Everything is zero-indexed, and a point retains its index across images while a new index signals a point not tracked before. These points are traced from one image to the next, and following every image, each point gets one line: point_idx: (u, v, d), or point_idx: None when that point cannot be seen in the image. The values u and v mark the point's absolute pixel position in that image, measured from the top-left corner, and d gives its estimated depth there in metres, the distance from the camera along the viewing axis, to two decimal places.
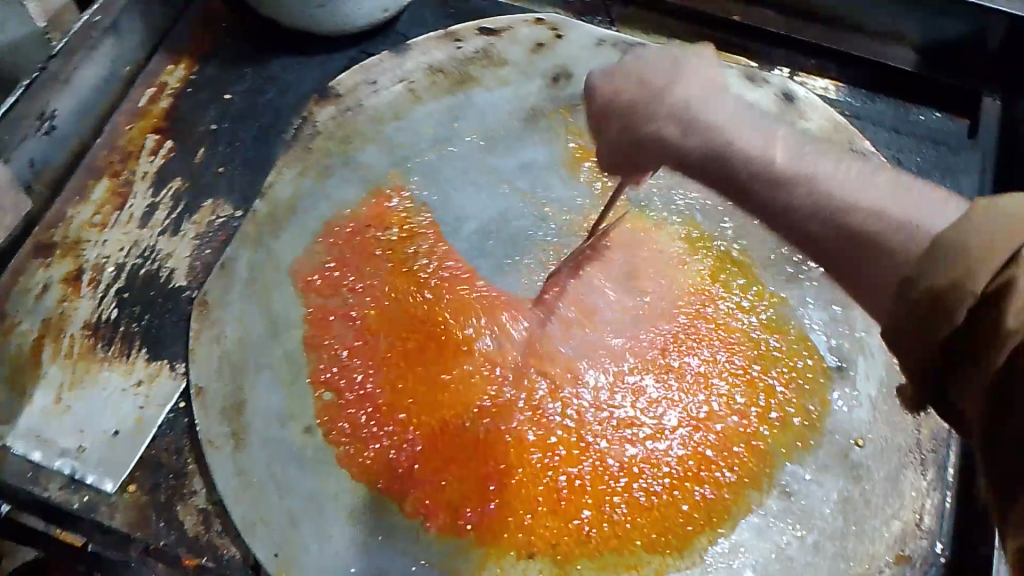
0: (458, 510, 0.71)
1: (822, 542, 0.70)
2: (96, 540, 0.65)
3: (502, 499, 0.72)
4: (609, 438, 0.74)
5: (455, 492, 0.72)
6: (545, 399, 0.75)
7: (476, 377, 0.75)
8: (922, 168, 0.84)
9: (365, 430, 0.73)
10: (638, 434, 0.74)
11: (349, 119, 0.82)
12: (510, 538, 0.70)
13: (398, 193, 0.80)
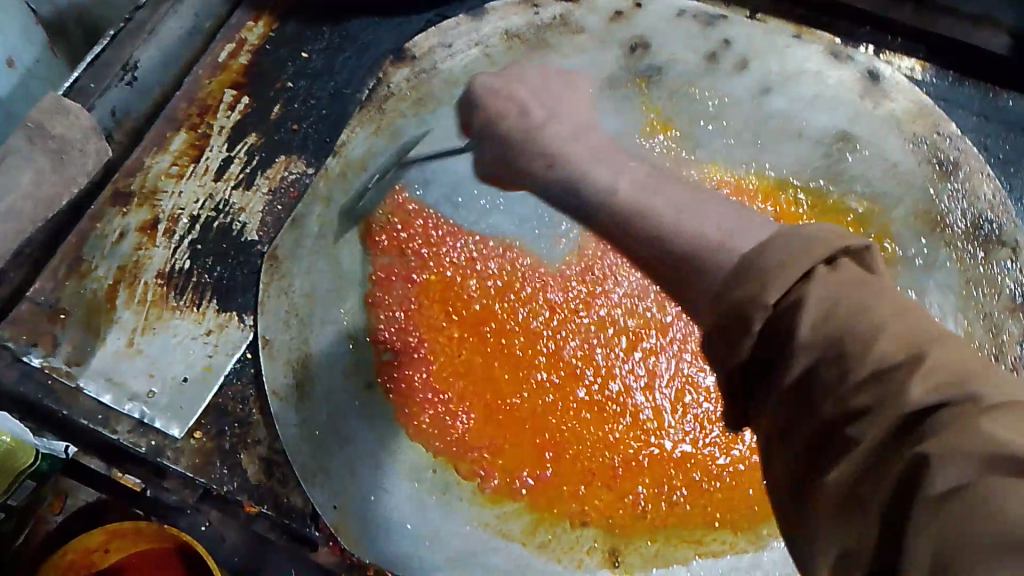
0: (514, 474, 0.70)
1: None
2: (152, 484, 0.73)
3: (557, 468, 0.71)
4: (673, 417, 0.73)
5: (510, 457, 0.71)
6: (611, 372, 0.74)
7: (536, 349, 0.75)
8: (1010, 154, 0.86)
9: (421, 395, 0.73)
10: (703, 418, 0.73)
11: (424, 80, 0.85)
12: (565, 507, 0.70)
13: (469, 155, 0.82)
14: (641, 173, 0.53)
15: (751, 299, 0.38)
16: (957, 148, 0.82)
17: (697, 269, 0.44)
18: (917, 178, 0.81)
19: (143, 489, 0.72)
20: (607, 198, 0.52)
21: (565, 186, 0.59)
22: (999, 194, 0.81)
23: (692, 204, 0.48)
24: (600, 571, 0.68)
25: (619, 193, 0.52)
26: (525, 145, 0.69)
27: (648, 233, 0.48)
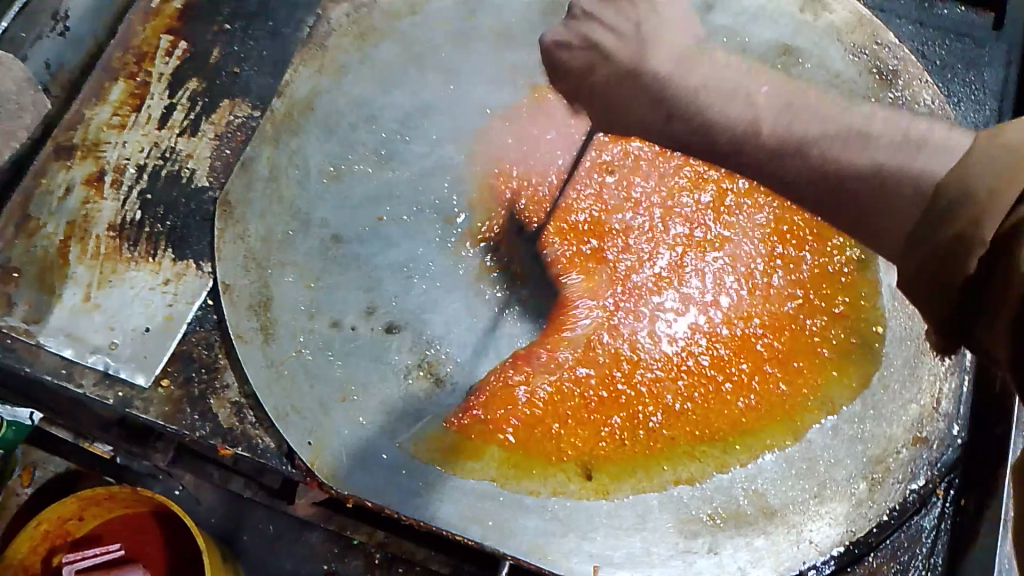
0: (483, 417, 0.69)
1: (840, 425, 0.68)
2: (120, 450, 0.73)
3: (538, 401, 0.70)
4: (653, 342, 0.71)
5: (492, 391, 0.70)
6: (590, 298, 0.73)
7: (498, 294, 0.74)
8: (945, 60, 0.87)
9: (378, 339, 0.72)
10: (682, 341, 0.71)
11: (364, 15, 0.84)
12: (538, 447, 0.69)
13: (417, 84, 0.81)
14: (773, 93, 0.51)
15: (966, 235, 0.39)
16: (897, 56, 0.84)
17: (891, 197, 0.44)
18: (860, 86, 0.82)
19: (113, 457, 0.73)
20: (749, 126, 0.50)
21: (689, 117, 0.53)
22: (939, 100, 0.82)
23: (835, 118, 0.48)
24: (577, 499, 0.67)
25: (764, 126, 0.50)
26: (628, 101, 0.56)
27: (835, 160, 0.47)
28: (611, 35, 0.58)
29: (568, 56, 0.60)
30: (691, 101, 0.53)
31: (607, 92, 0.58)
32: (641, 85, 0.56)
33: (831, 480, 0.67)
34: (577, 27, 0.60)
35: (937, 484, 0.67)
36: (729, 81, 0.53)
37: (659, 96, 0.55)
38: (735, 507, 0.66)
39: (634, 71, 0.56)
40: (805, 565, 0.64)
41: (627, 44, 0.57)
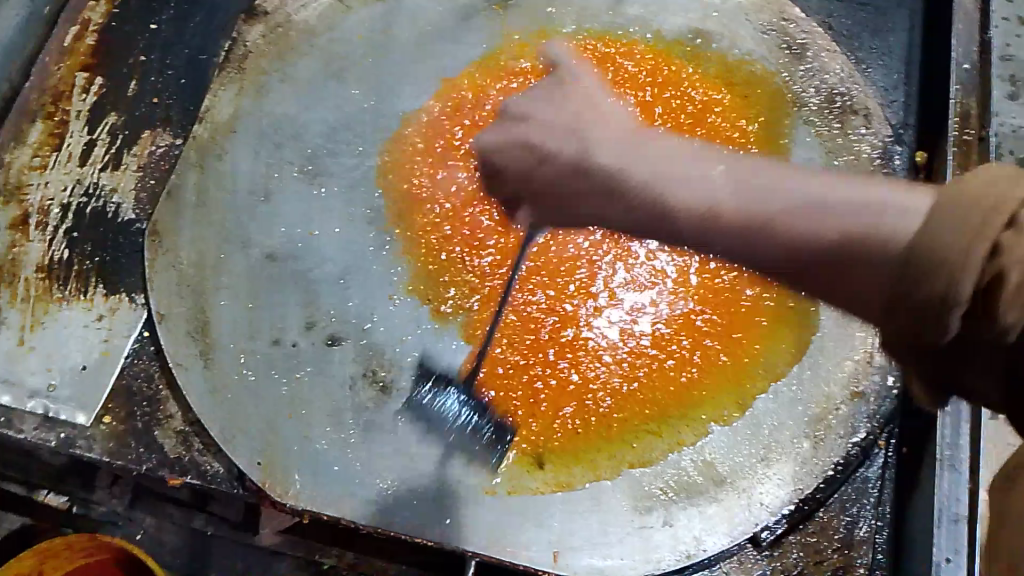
0: None
1: (781, 389, 0.70)
2: (76, 499, 0.72)
3: (489, 392, 0.70)
4: (598, 326, 0.72)
5: (449, 385, 0.71)
6: (531, 284, 0.74)
7: (443, 290, 0.74)
8: (852, 28, 0.89)
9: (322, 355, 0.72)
10: (627, 324, 0.73)
11: (281, 34, 0.84)
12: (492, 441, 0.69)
13: (337, 97, 0.81)
14: (730, 167, 0.46)
15: (947, 295, 0.37)
16: (805, 31, 0.86)
17: (918, 286, 0.37)
18: (770, 63, 0.85)
19: (69, 507, 0.72)
20: (709, 206, 0.45)
21: (636, 207, 0.47)
22: (849, 70, 0.84)
23: (678, 157, 0.47)
24: (534, 490, 0.67)
25: (723, 202, 0.44)
26: (601, 196, 0.48)
27: (750, 209, 0.44)
28: (550, 130, 0.51)
29: (513, 155, 0.52)
30: (642, 198, 0.47)
31: (536, 195, 0.52)
32: (593, 177, 0.49)
33: (776, 442, 0.68)
34: (509, 129, 0.53)
35: (879, 435, 0.69)
36: (678, 163, 0.47)
37: (581, 167, 0.49)
38: (687, 479, 0.67)
39: (579, 166, 0.49)
40: (759, 526, 0.65)
41: (567, 142, 0.50)
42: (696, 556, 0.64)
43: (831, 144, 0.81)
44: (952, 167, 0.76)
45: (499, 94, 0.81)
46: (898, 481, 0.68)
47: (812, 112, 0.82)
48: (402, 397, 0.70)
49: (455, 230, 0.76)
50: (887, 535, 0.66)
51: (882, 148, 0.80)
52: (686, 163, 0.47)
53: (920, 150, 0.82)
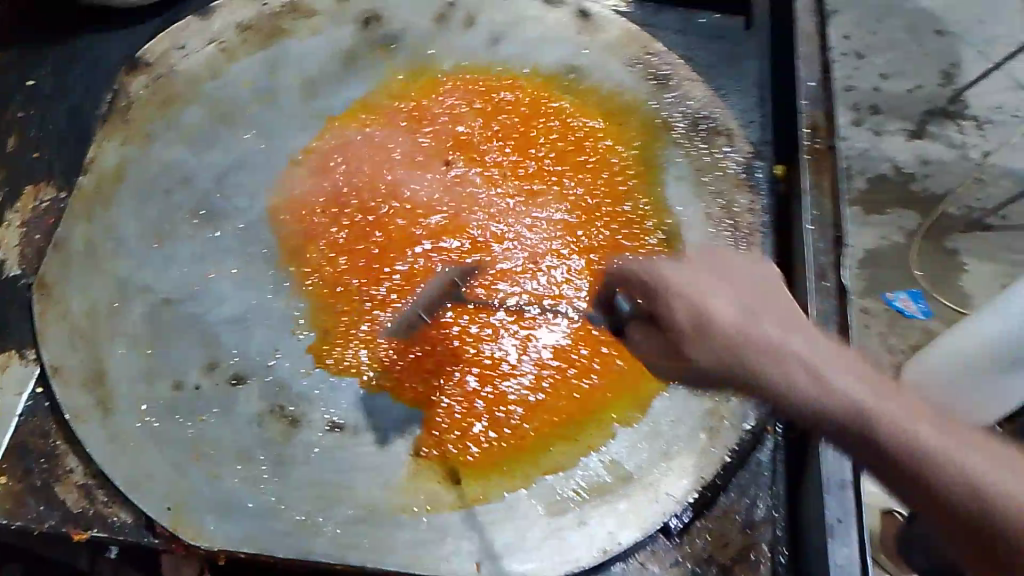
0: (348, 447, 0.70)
1: (675, 389, 0.75)
2: None
3: (398, 413, 0.72)
4: (504, 346, 0.76)
5: (360, 412, 0.72)
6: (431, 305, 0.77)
7: (349, 321, 0.76)
8: (708, 60, 0.97)
9: (227, 395, 0.71)
10: (531, 340, 0.76)
11: (165, 83, 0.85)
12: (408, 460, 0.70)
13: (227, 142, 0.83)
14: (876, 377, 0.49)
15: None
16: (668, 63, 0.92)
17: None
18: (639, 92, 0.91)
19: None
20: (881, 428, 0.47)
21: (779, 370, 0.49)
22: (710, 96, 0.91)
23: (846, 358, 0.50)
24: (452, 504, 0.68)
25: (863, 406, 0.48)
26: (737, 365, 0.50)
27: (902, 445, 0.47)
28: (712, 292, 0.52)
29: (687, 299, 0.52)
30: (777, 367, 0.49)
31: (698, 361, 0.51)
32: (739, 347, 0.50)
33: (674, 437, 0.72)
34: (669, 301, 0.53)
35: (767, 422, 0.74)
36: (828, 351, 0.49)
37: (739, 343, 0.50)
38: (596, 480, 0.70)
39: (737, 331, 0.50)
40: (666, 517, 0.68)
41: (728, 307, 0.51)
42: (611, 551, 0.67)
43: (703, 160, 0.87)
44: (808, 171, 0.83)
45: (387, 134, 0.86)
46: (790, 463, 0.73)
47: (682, 133, 0.89)
48: (313, 428, 0.71)
49: (356, 263, 0.79)
50: (785, 512, 0.71)
51: (746, 163, 0.87)
52: (845, 363, 0.49)
53: (777, 162, 0.89)
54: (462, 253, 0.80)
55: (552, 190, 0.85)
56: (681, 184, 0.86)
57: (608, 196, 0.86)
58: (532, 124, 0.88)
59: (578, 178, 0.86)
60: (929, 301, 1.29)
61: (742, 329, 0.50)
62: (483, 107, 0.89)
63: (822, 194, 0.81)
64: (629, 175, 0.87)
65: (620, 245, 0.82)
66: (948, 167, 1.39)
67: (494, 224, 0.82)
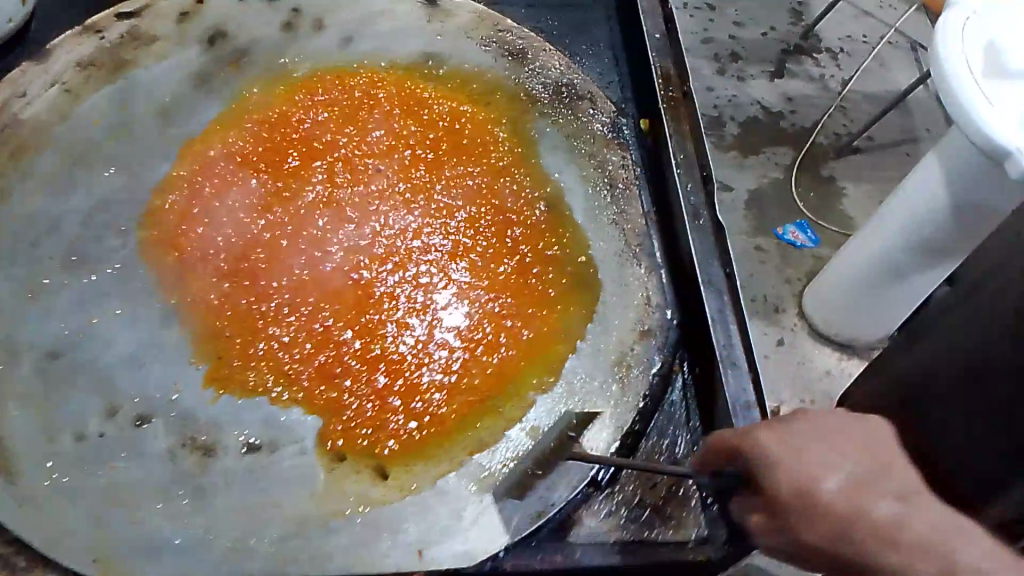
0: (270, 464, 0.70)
1: (582, 348, 0.78)
2: None
3: (316, 420, 0.73)
4: (408, 338, 0.78)
5: (274, 428, 0.72)
6: (329, 312, 0.79)
7: (255, 340, 0.77)
8: (560, 28, 1.00)
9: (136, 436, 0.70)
10: (436, 326, 0.79)
11: (11, 132, 0.80)
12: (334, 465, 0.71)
13: (90, 182, 0.80)
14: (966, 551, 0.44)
15: None
16: (521, 37, 0.95)
17: None
18: (497, 70, 0.93)
19: None
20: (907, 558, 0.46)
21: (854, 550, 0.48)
22: (567, 64, 0.93)
23: (933, 514, 0.47)
24: (383, 499, 0.69)
25: (903, 543, 0.46)
26: (843, 540, 0.49)
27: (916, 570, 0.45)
28: (799, 458, 0.53)
29: (785, 467, 0.53)
30: (873, 537, 0.47)
31: (775, 520, 0.53)
32: (845, 519, 0.49)
33: (590, 394, 0.75)
34: (733, 446, 0.57)
35: (672, 362, 0.78)
36: (879, 489, 0.50)
37: (801, 497, 0.52)
38: (521, 451, 0.72)
39: (801, 491, 0.52)
40: (593, 470, 0.70)
41: (795, 466, 0.53)
42: (546, 513, 0.68)
43: (574, 127, 0.90)
44: (667, 121, 0.86)
45: (256, 150, 0.86)
46: (698, 397, 0.77)
47: (547, 105, 0.91)
48: (230, 452, 0.70)
49: (248, 284, 0.79)
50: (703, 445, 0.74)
51: (611, 124, 0.89)
52: (925, 523, 0.47)
53: (642, 116, 0.93)
54: (351, 257, 0.81)
55: (429, 178, 0.87)
56: (556, 153, 0.89)
57: (488, 176, 0.88)
58: (399, 118, 0.90)
59: (455, 165, 0.88)
60: (816, 229, 1.41)
61: (805, 490, 0.52)
62: (347, 108, 0.90)
63: (683, 137, 0.85)
64: (504, 149, 0.89)
65: (504, 221, 0.85)
66: (811, 99, 1.54)
67: (379, 223, 0.84)
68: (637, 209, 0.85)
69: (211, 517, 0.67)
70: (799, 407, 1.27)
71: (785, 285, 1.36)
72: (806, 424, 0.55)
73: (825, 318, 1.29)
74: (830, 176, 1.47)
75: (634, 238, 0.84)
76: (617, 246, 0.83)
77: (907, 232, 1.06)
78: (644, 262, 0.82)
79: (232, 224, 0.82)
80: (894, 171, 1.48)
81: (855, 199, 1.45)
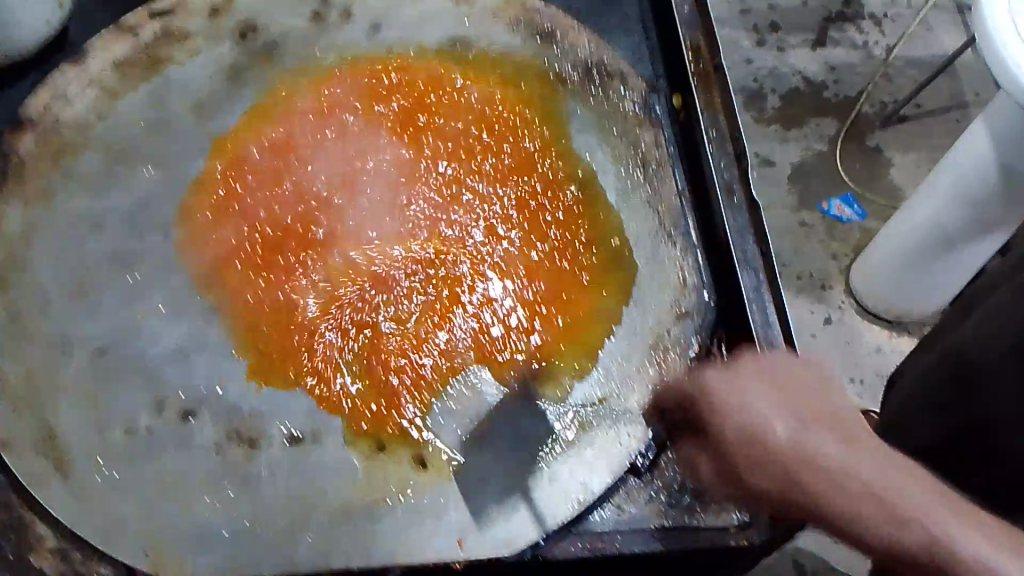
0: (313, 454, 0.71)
1: (619, 331, 0.78)
2: None
3: (356, 409, 0.74)
4: (444, 326, 0.78)
5: (315, 419, 0.73)
6: (365, 303, 0.79)
7: (292, 332, 0.77)
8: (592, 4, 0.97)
9: (182, 430, 0.71)
10: (473, 313, 0.79)
11: (53, 136, 0.82)
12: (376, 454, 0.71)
13: (130, 181, 0.81)
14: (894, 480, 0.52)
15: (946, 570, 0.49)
16: (548, 17, 0.93)
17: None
18: (525, 53, 0.91)
19: None
20: (847, 499, 0.53)
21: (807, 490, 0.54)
22: (597, 41, 0.92)
23: (877, 457, 0.54)
24: (422, 486, 0.70)
25: (854, 488, 0.53)
26: (791, 481, 0.55)
27: (847, 514, 0.53)
28: (762, 400, 0.57)
29: (731, 419, 0.58)
30: (817, 477, 0.54)
31: (737, 452, 0.58)
32: (796, 464, 0.55)
33: (626, 376, 0.76)
34: (715, 381, 0.59)
35: (710, 343, 0.78)
36: (835, 427, 0.56)
37: (758, 438, 0.56)
38: (561, 438, 0.72)
39: (755, 435, 0.56)
40: (631, 455, 0.71)
41: (759, 410, 0.57)
42: (586, 500, 0.69)
43: (607, 106, 0.89)
44: (699, 100, 0.85)
45: (290, 144, 0.87)
46: None
47: (577, 86, 0.90)
48: (273, 443, 0.71)
49: (286, 276, 0.80)
50: None
51: (643, 102, 0.88)
52: (871, 460, 0.54)
53: (673, 92, 0.91)
54: (384, 248, 0.81)
55: (461, 165, 0.87)
56: (587, 136, 0.88)
57: (520, 160, 0.87)
58: (428, 105, 0.90)
59: (487, 149, 0.88)
60: (862, 201, 1.38)
61: (757, 433, 0.56)
62: (379, 99, 0.90)
63: (716, 114, 0.84)
64: (536, 133, 0.88)
65: (537, 206, 0.85)
66: (856, 67, 1.50)
67: (412, 214, 0.84)
68: (672, 187, 0.84)
69: (256, 507, 0.68)
70: (846, 383, 1.25)
71: (830, 259, 1.34)
72: (764, 369, 0.59)
73: (875, 294, 1.26)
74: (877, 146, 1.43)
75: (669, 218, 0.83)
76: (652, 227, 0.83)
77: (959, 196, 1.03)
78: (680, 242, 0.81)
79: (269, 217, 0.83)
80: (941, 138, 1.45)
81: (902, 168, 1.42)
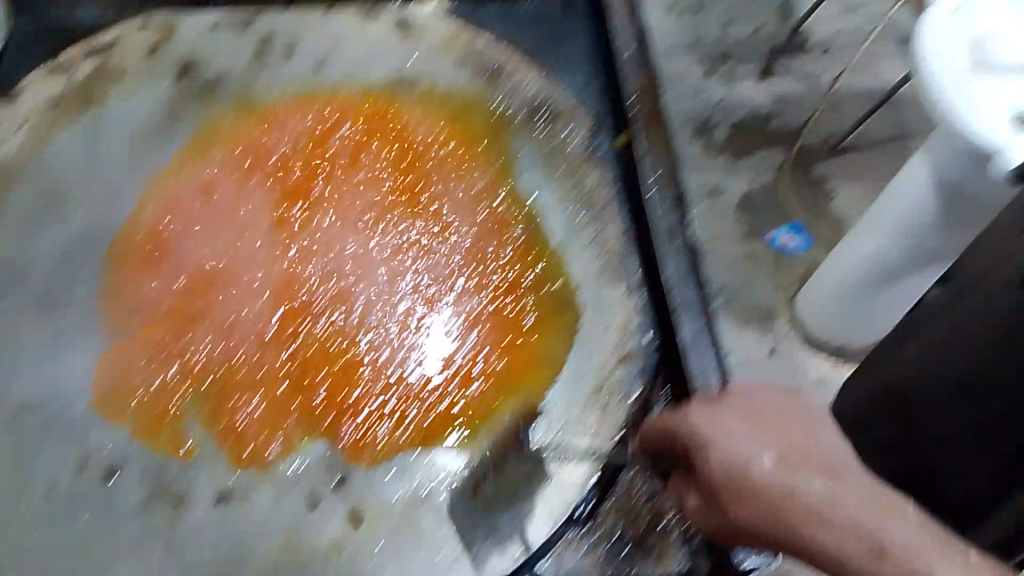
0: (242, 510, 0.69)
1: (564, 375, 0.76)
2: None
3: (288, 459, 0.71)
4: (383, 375, 0.76)
5: (246, 474, 0.70)
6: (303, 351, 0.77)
7: (227, 378, 0.75)
8: (539, 41, 0.97)
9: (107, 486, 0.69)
10: (413, 362, 0.77)
11: None
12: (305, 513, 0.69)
13: (60, 226, 0.80)
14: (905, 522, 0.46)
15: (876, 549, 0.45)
16: (498, 54, 0.93)
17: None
18: (472, 91, 0.91)
19: None
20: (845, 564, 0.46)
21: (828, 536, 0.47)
22: (544, 81, 0.92)
23: (879, 500, 0.47)
24: (353, 543, 0.68)
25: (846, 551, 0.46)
26: (777, 521, 0.50)
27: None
28: (738, 437, 0.54)
29: (712, 448, 0.54)
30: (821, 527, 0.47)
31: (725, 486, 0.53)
32: (768, 498, 0.50)
33: (569, 421, 0.74)
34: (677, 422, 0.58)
35: (654, 389, 0.77)
36: (827, 461, 0.51)
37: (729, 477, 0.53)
38: (500, 486, 0.71)
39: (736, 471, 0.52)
40: (571, 505, 0.70)
41: (750, 438, 0.53)
42: (523, 552, 0.68)
43: (553, 145, 0.88)
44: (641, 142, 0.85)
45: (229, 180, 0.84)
46: None
47: (522, 124, 0.90)
48: (201, 501, 0.69)
49: (222, 321, 0.78)
50: None
51: (589, 141, 0.88)
52: (852, 501, 0.47)
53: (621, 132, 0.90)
54: (323, 293, 0.80)
55: (404, 206, 0.86)
56: (533, 175, 0.87)
57: (464, 200, 0.86)
58: (372, 145, 0.89)
59: (432, 189, 0.87)
60: None
61: (736, 472, 0.52)
62: (322, 137, 0.88)
63: (660, 158, 0.84)
64: (481, 173, 0.87)
65: (480, 251, 0.84)
66: None
67: (354, 255, 0.82)
68: (616, 229, 0.84)
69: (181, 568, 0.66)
70: None
71: None
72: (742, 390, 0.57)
73: None
74: None
75: (614, 260, 0.82)
76: (596, 267, 0.82)
77: None
78: (625, 284, 0.81)
79: (203, 258, 0.80)
80: None
81: None
